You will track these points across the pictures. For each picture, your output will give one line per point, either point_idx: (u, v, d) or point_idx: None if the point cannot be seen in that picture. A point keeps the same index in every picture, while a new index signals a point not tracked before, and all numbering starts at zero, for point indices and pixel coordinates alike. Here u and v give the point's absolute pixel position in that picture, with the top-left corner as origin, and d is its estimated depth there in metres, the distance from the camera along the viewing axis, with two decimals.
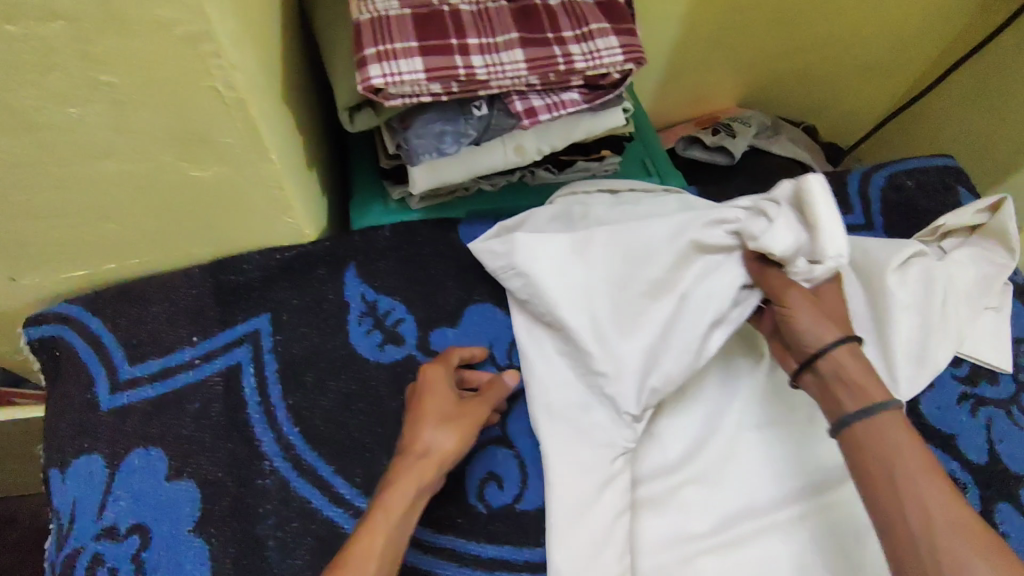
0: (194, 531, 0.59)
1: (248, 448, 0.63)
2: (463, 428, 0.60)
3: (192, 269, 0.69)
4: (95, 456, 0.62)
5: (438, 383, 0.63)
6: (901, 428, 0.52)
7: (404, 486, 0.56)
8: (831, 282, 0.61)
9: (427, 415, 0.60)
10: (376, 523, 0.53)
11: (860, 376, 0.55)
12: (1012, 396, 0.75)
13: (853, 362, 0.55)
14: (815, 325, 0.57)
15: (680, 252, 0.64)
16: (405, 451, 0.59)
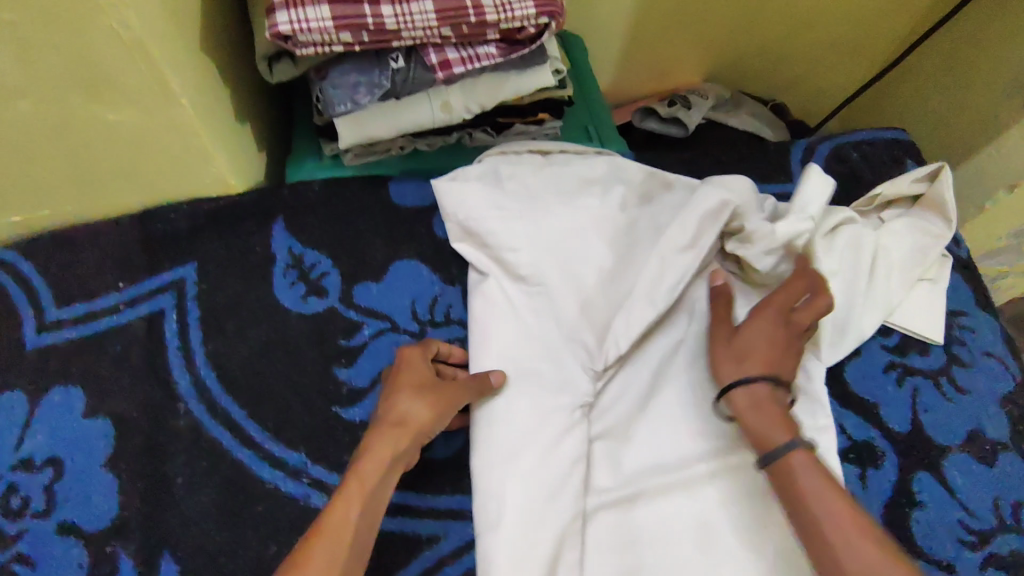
0: (105, 466, 0.62)
1: (165, 390, 0.65)
2: (442, 405, 0.61)
3: (122, 218, 0.71)
4: (17, 393, 0.64)
5: (416, 362, 0.64)
6: (810, 466, 0.54)
7: (380, 456, 0.56)
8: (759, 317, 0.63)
9: (403, 389, 0.61)
10: (351, 494, 0.54)
11: (762, 421, 0.58)
12: (942, 367, 0.74)
13: (763, 401, 0.59)
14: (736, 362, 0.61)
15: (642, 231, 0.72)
16: (380, 422, 0.59)
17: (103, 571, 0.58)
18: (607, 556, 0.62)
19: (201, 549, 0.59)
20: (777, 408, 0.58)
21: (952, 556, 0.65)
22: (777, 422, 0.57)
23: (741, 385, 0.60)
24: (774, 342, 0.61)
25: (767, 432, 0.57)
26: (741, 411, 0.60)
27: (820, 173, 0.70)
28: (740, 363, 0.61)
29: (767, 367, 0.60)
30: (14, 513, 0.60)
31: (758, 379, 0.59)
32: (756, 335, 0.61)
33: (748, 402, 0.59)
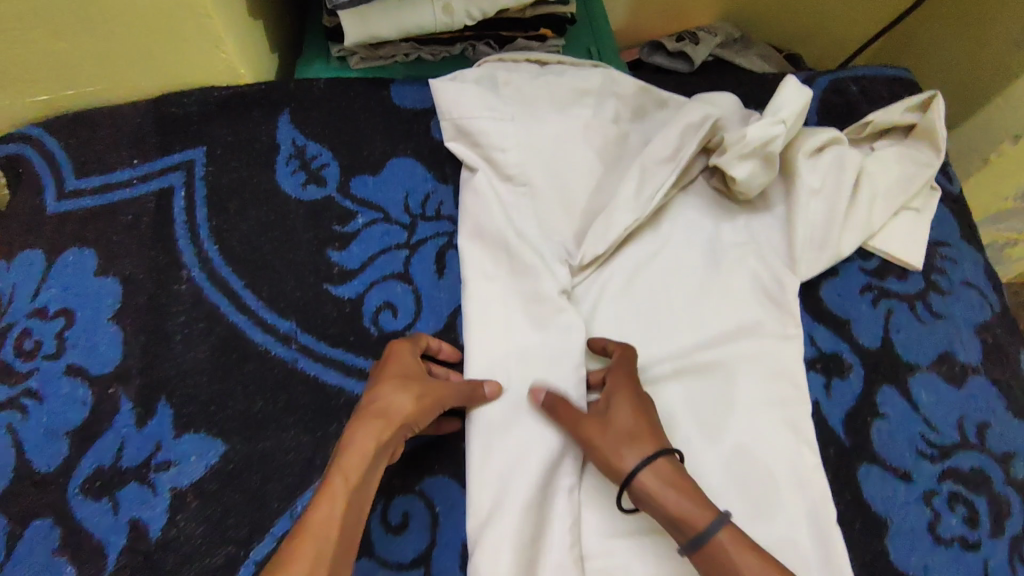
0: (111, 318, 0.67)
1: (170, 257, 0.70)
2: (427, 400, 0.60)
3: (140, 101, 0.76)
4: (37, 251, 0.70)
5: (404, 357, 0.63)
6: (734, 534, 0.54)
7: (359, 450, 0.56)
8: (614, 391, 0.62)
9: (388, 380, 0.61)
10: (334, 487, 0.54)
11: (673, 500, 0.56)
12: (919, 292, 0.75)
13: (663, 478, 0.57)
14: (621, 440, 0.58)
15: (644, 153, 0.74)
16: (362, 413, 0.59)
17: (104, 409, 0.63)
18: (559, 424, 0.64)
19: (194, 397, 0.64)
20: (684, 482, 0.57)
21: (909, 465, 0.67)
22: (685, 498, 0.56)
23: (644, 469, 0.57)
24: (641, 415, 0.60)
25: (683, 510, 0.55)
26: (648, 495, 0.56)
27: (797, 83, 0.68)
28: (632, 452, 0.57)
29: (654, 445, 0.58)
30: (28, 353, 0.65)
31: (655, 459, 0.57)
32: (633, 421, 0.59)
33: (657, 485, 0.56)
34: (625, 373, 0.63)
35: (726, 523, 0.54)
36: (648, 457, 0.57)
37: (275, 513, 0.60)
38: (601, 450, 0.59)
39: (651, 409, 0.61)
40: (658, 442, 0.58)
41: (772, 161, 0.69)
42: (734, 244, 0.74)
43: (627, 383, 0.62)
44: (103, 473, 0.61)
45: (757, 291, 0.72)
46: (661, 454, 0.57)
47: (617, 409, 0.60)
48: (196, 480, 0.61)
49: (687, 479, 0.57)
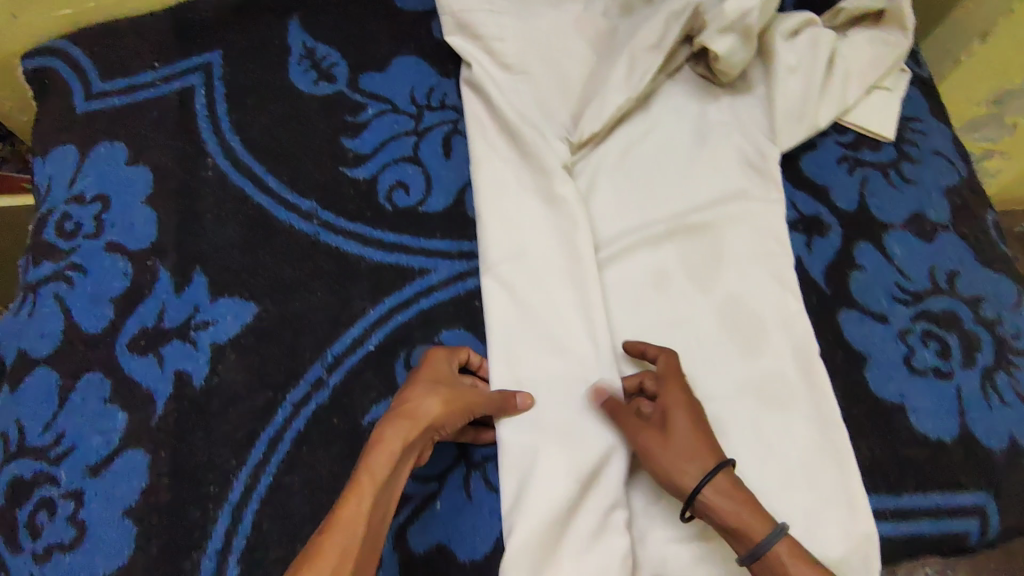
0: (145, 201, 0.72)
1: (195, 147, 0.75)
2: (457, 403, 0.59)
3: (159, 12, 0.81)
4: (71, 147, 0.74)
5: (436, 364, 0.63)
6: (791, 546, 0.55)
7: (387, 447, 0.55)
8: (673, 402, 0.61)
9: (420, 382, 0.60)
10: (362, 484, 0.53)
11: (733, 513, 0.56)
12: (892, 162, 0.81)
13: (725, 493, 0.56)
14: (682, 455, 0.58)
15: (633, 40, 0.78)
16: (391, 414, 0.57)
17: (145, 278, 0.68)
18: (569, 283, 0.70)
19: (226, 267, 0.69)
20: (745, 496, 0.56)
21: (886, 308, 0.73)
22: (746, 512, 0.55)
23: (706, 484, 0.56)
24: (699, 429, 0.59)
25: (745, 522, 0.55)
26: (707, 508, 0.57)
27: None
28: (691, 468, 0.57)
29: (712, 458, 0.57)
30: (69, 234, 0.70)
31: (716, 472, 0.56)
32: (690, 437, 0.58)
33: (718, 498, 0.56)
34: (679, 383, 0.62)
35: (784, 535, 0.55)
36: (710, 470, 0.56)
37: (308, 362, 0.66)
38: (660, 468, 0.58)
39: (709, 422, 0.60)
40: (717, 453, 0.58)
41: (750, 33, 0.76)
42: (721, 122, 0.80)
43: (681, 394, 0.61)
44: (148, 332, 0.66)
45: (742, 162, 0.78)
46: (720, 468, 0.57)
47: (675, 423, 0.59)
48: (233, 337, 0.66)
49: (747, 492, 0.57)
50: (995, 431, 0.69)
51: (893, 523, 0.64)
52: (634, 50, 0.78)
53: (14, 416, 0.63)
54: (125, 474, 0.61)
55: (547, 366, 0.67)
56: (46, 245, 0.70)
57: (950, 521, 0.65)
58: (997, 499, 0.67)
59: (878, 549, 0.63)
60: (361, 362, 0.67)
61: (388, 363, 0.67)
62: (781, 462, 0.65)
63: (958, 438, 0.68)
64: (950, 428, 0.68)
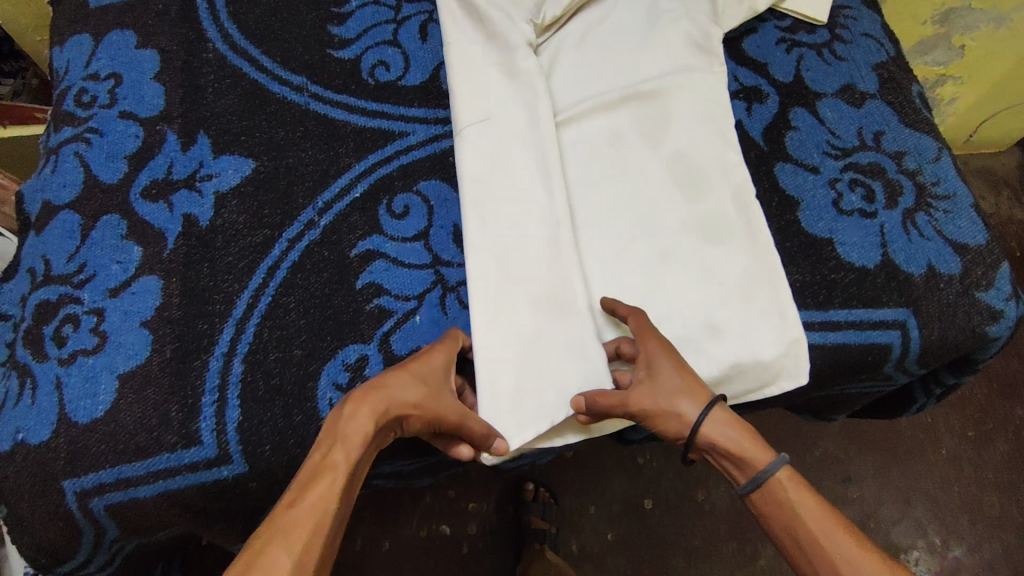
0: (153, 78, 0.80)
1: (197, 33, 0.83)
2: (432, 406, 0.60)
3: None
4: (85, 36, 0.83)
5: (426, 358, 0.64)
6: (791, 475, 0.62)
7: (364, 425, 0.56)
8: (655, 351, 0.66)
9: (405, 373, 0.61)
10: (333, 462, 0.54)
11: (736, 443, 0.63)
12: (825, 43, 0.90)
13: (728, 425, 0.63)
14: (674, 393, 0.64)
15: None
16: (364, 394, 0.58)
17: (154, 140, 0.76)
18: (530, 141, 0.78)
19: (227, 130, 0.78)
20: (743, 426, 0.63)
21: (817, 161, 0.81)
22: (748, 442, 0.62)
23: (707, 417, 0.63)
24: (682, 370, 0.65)
25: (752, 450, 0.62)
26: (709, 442, 0.63)
27: None
28: (689, 406, 0.64)
29: (706, 396, 0.64)
30: (86, 105, 0.78)
31: (712, 406, 0.63)
32: (678, 380, 0.64)
33: (724, 430, 0.63)
34: (654, 334, 0.67)
35: (784, 463, 0.62)
36: (707, 405, 0.63)
37: (301, 207, 0.74)
38: (659, 416, 0.64)
39: (688, 366, 0.67)
40: (708, 392, 0.65)
41: None
42: (669, 8, 0.88)
43: (660, 343, 0.66)
44: (158, 183, 0.74)
45: (688, 42, 0.87)
46: (715, 402, 0.64)
47: (659, 368, 0.65)
48: (234, 186, 0.75)
49: (744, 421, 0.64)
50: (914, 259, 0.76)
51: (822, 333, 0.73)
52: None
53: (40, 252, 0.71)
54: (140, 295, 0.68)
55: (513, 210, 0.75)
56: (67, 114, 0.78)
57: (874, 333, 0.73)
58: (916, 315, 0.74)
59: (807, 351, 0.71)
60: (348, 207, 0.75)
61: (372, 207, 0.75)
62: (720, 284, 0.73)
63: (881, 265, 0.76)
64: (873, 257, 0.76)
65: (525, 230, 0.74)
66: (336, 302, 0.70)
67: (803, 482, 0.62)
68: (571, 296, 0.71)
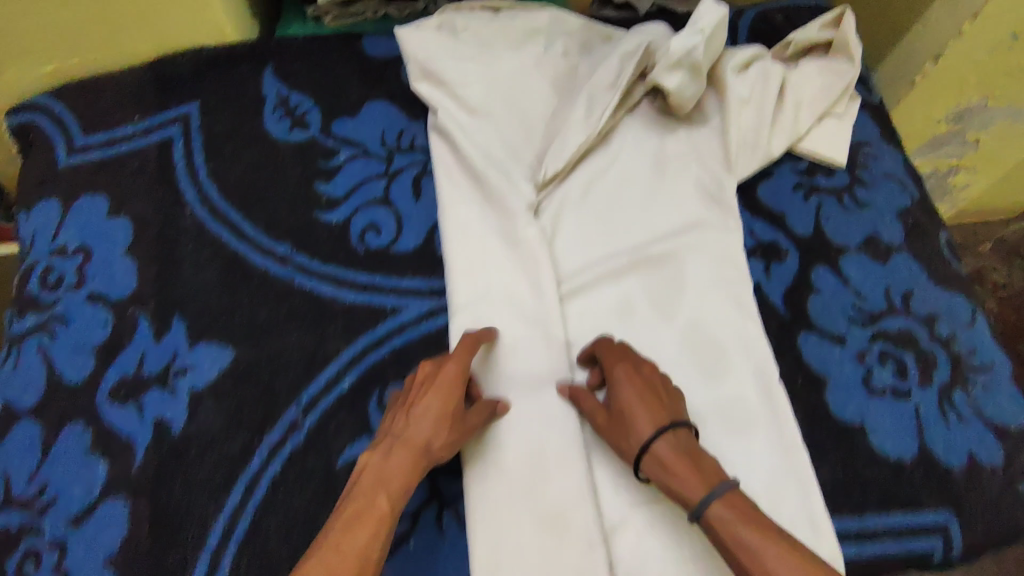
0: (125, 252, 0.74)
1: (173, 196, 0.77)
2: (461, 439, 0.63)
3: (138, 66, 0.84)
4: (54, 201, 0.77)
5: (451, 379, 0.64)
6: (732, 509, 0.56)
7: (399, 471, 0.59)
8: (618, 373, 0.65)
9: (428, 409, 0.62)
10: (379, 510, 0.57)
11: (679, 468, 0.59)
12: (846, 186, 0.84)
13: (671, 449, 0.60)
14: (632, 413, 0.62)
15: (588, 92, 0.82)
16: (403, 445, 0.61)
17: (125, 328, 0.70)
18: (531, 325, 0.72)
19: (203, 312, 0.72)
20: (691, 454, 0.60)
21: (843, 330, 0.75)
22: (688, 470, 0.59)
23: (655, 441, 0.61)
24: (647, 389, 0.64)
25: (684, 483, 0.58)
26: (656, 461, 0.60)
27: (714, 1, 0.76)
28: (636, 428, 0.62)
29: (656, 423, 0.61)
30: (53, 285, 0.73)
31: (664, 430, 0.61)
32: (633, 397, 0.63)
33: (666, 457, 0.60)
34: (621, 359, 0.67)
35: (729, 493, 0.57)
36: (659, 428, 0.61)
37: (284, 404, 0.68)
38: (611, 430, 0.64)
39: (658, 387, 0.65)
40: (670, 415, 0.62)
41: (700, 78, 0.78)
42: (678, 154, 0.82)
43: (624, 363, 0.66)
44: (128, 380, 0.68)
45: (701, 193, 0.80)
46: (667, 427, 0.61)
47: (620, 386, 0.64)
48: (211, 381, 0.68)
49: (695, 451, 0.60)
50: (953, 449, 0.70)
51: (857, 544, 0.66)
52: (594, 100, 0.81)
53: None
54: (105, 524, 0.62)
55: (513, 411, 0.68)
56: (31, 298, 0.72)
57: (915, 540, 0.67)
58: (958, 517, 0.68)
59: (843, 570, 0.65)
60: (335, 403, 0.68)
61: (362, 403, 0.68)
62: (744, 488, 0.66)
63: (917, 457, 0.70)
64: (909, 448, 0.70)
65: (525, 434, 0.67)
66: (321, 524, 0.63)
67: (762, 518, 0.56)
68: (577, 515, 0.64)
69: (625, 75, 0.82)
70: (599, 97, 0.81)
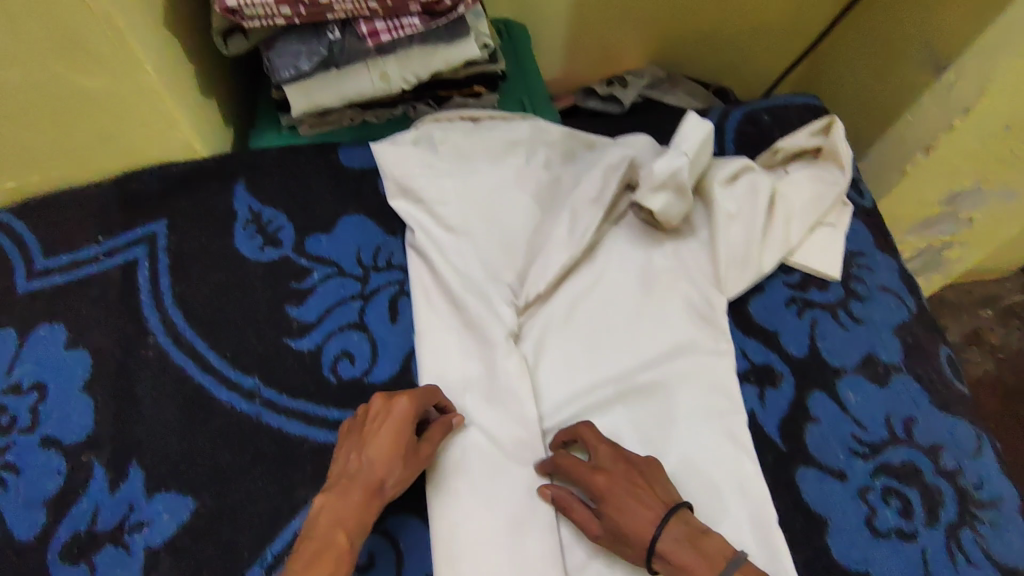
0: (82, 389, 0.70)
1: (136, 324, 0.74)
2: (415, 470, 0.63)
3: (105, 181, 0.81)
4: (9, 330, 0.73)
5: (403, 416, 0.63)
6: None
7: (357, 511, 0.60)
8: (605, 471, 0.63)
9: (381, 447, 0.62)
10: (338, 549, 0.57)
11: (685, 558, 0.58)
12: (840, 301, 0.80)
13: (677, 543, 0.59)
14: (632, 516, 0.60)
15: (571, 207, 0.79)
16: (356, 483, 0.61)
17: (79, 476, 0.66)
18: (512, 469, 0.67)
19: (163, 456, 0.67)
20: (691, 536, 0.60)
21: (844, 464, 0.71)
22: (693, 558, 0.58)
23: (661, 536, 0.59)
24: (637, 489, 0.61)
25: (691, 570, 0.58)
26: (664, 557, 0.59)
27: (695, 118, 0.75)
28: (638, 531, 0.59)
29: (657, 517, 0.60)
30: (3, 429, 0.68)
31: (667, 521, 0.59)
32: (628, 500, 0.61)
33: (672, 549, 0.59)
34: (605, 451, 0.64)
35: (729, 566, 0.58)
36: (663, 521, 0.59)
37: (247, 563, 0.63)
38: (611, 532, 0.61)
39: (650, 471, 0.63)
40: (667, 500, 0.61)
41: (686, 192, 0.75)
42: (665, 270, 0.79)
43: (610, 457, 0.64)
44: (80, 538, 0.63)
45: (690, 312, 0.76)
46: (669, 515, 0.60)
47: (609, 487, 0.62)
48: (168, 537, 0.63)
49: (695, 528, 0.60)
50: None
51: None
52: (577, 217, 0.79)
53: None
54: None
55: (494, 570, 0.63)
56: None
57: None
58: None
59: None
60: None
61: None
62: None
63: None
64: None
65: None
66: None
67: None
68: None
69: (608, 194, 0.80)
70: (582, 213, 0.79)
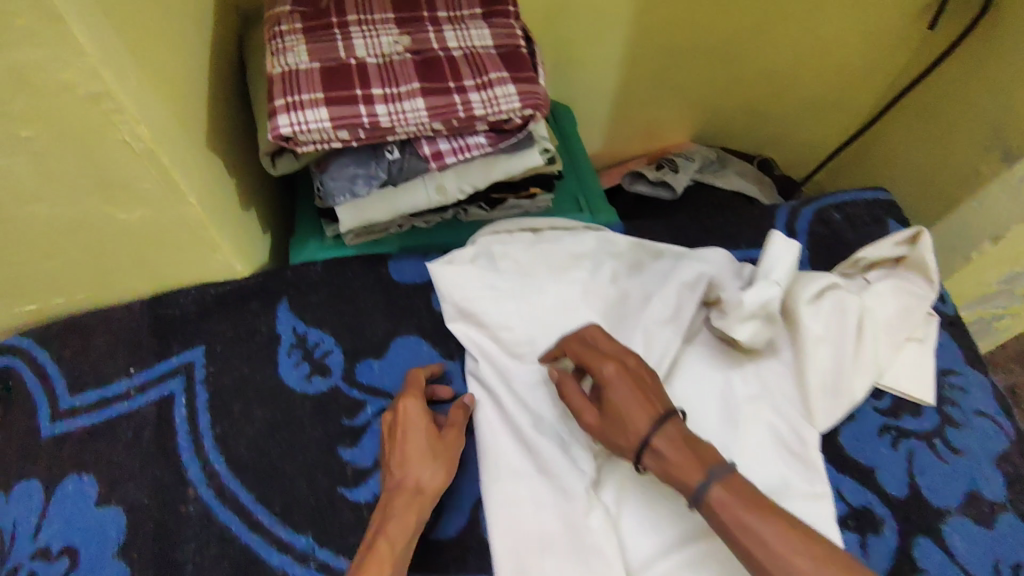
0: (117, 555, 0.63)
1: (175, 474, 0.67)
2: (449, 465, 0.64)
3: (135, 303, 0.74)
4: (35, 481, 0.66)
5: (413, 412, 0.66)
6: (728, 490, 0.55)
7: (399, 519, 0.59)
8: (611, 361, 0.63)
9: (405, 450, 0.64)
10: (384, 550, 0.57)
11: (676, 456, 0.58)
12: (935, 428, 0.75)
13: (672, 449, 0.58)
14: (630, 404, 0.60)
15: (647, 328, 0.73)
16: (394, 491, 0.62)
17: None
18: None
19: None
20: (687, 438, 0.59)
21: None
22: (685, 459, 0.58)
23: (654, 433, 0.59)
24: (641, 385, 0.62)
25: (683, 472, 0.57)
26: (654, 454, 0.59)
27: (784, 240, 0.71)
28: (632, 419, 0.60)
29: (653, 418, 0.60)
30: None
31: (663, 423, 0.59)
32: (625, 384, 0.61)
33: (665, 444, 0.59)
34: (616, 348, 0.66)
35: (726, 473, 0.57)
36: (659, 421, 0.59)
37: None
38: (605, 416, 0.62)
39: (650, 383, 0.63)
40: (664, 407, 0.61)
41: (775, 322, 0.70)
42: (749, 398, 0.72)
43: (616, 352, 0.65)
44: None
45: (780, 447, 0.70)
46: (664, 417, 0.60)
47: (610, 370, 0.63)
48: None
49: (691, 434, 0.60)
50: None
51: None
52: (653, 338, 0.72)
53: None
54: None
55: None
56: None
57: None
58: None
59: None
60: None
61: None
62: None
63: None
64: None
65: None
66: None
67: (770, 509, 0.54)
68: None
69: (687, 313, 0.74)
70: (662, 335, 0.73)
